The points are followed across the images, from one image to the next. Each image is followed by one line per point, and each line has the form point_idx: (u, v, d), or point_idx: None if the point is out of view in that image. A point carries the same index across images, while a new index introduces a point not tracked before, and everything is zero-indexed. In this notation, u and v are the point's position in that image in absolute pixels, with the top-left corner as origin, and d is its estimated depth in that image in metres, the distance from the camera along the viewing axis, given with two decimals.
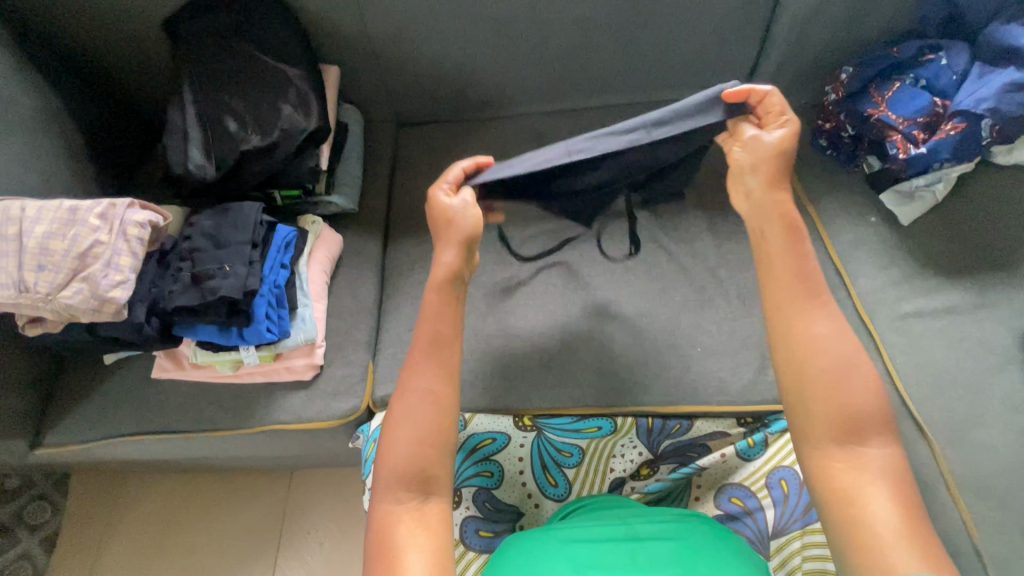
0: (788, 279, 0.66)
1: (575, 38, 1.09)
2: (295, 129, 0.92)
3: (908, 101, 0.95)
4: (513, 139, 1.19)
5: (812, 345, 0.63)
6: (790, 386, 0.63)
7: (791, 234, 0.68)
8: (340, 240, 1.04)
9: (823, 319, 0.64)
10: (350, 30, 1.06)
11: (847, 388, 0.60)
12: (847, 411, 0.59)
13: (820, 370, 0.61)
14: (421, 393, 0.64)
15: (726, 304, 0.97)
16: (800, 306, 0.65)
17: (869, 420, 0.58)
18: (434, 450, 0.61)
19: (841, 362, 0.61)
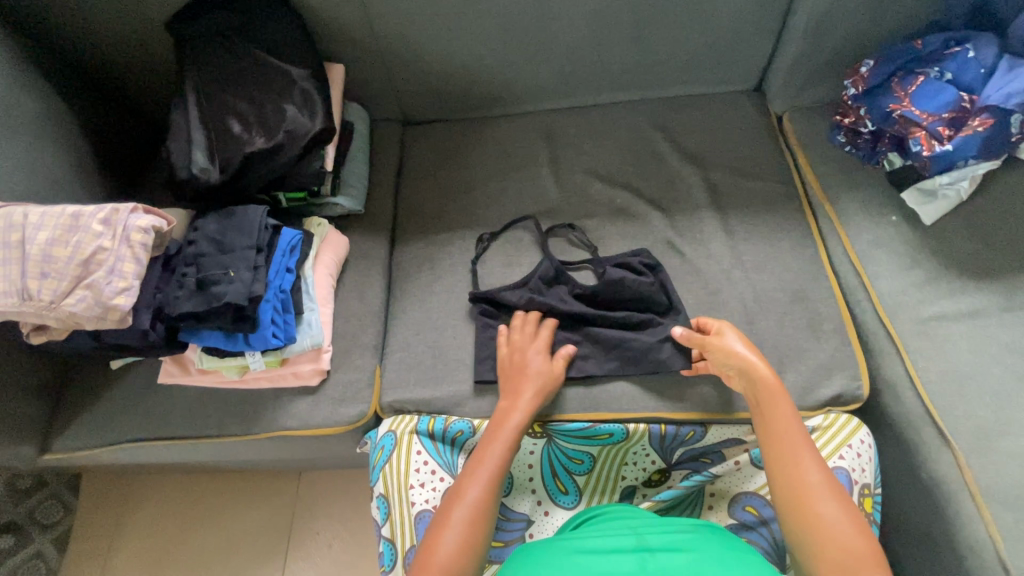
0: (792, 442, 0.71)
1: (584, 33, 1.06)
2: (300, 131, 0.91)
3: (930, 95, 0.91)
4: (521, 137, 1.16)
5: (806, 489, 0.67)
6: (790, 518, 0.66)
7: (777, 399, 0.75)
8: (346, 242, 1.02)
9: (815, 460, 0.70)
10: (354, 28, 1.04)
11: (836, 523, 0.64)
12: (841, 549, 0.61)
13: (816, 505, 0.65)
14: (479, 492, 0.70)
15: (741, 307, 0.94)
16: (787, 451, 0.70)
17: (860, 552, 0.61)
18: (475, 540, 0.66)
19: (827, 494, 0.66)
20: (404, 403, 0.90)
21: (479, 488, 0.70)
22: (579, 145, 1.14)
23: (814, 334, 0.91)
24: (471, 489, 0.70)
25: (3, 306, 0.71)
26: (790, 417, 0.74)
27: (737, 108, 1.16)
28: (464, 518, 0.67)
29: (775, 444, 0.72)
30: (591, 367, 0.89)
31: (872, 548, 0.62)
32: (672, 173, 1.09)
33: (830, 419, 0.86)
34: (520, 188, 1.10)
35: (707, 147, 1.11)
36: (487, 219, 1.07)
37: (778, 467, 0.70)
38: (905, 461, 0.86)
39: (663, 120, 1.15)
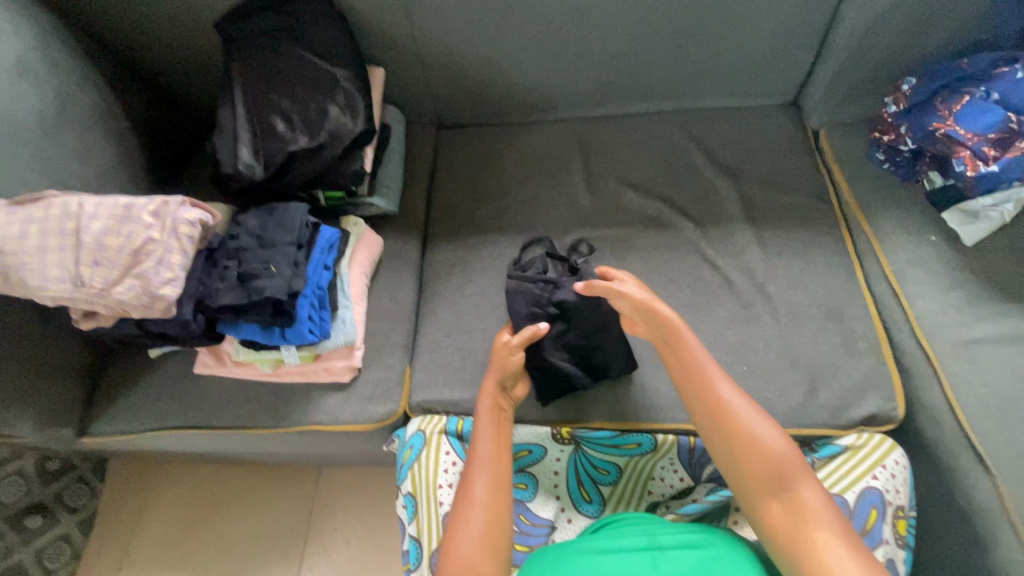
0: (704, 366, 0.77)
1: (622, 43, 1.07)
2: (342, 131, 0.93)
3: (976, 115, 0.90)
4: (554, 144, 1.17)
5: (732, 417, 0.72)
6: (722, 436, 0.72)
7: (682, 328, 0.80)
8: (380, 242, 1.04)
9: (729, 385, 0.75)
10: (397, 32, 1.06)
11: (764, 439, 0.69)
12: (772, 460, 0.68)
13: (744, 424, 0.71)
14: (478, 495, 0.72)
15: (774, 322, 0.94)
16: (709, 380, 0.75)
17: (788, 462, 0.67)
18: (499, 533, 0.69)
19: (750, 414, 0.72)
20: (433, 403, 0.91)
21: (480, 490, 0.72)
22: (612, 153, 1.14)
23: (848, 352, 0.90)
24: (476, 493, 0.72)
25: (56, 292, 0.73)
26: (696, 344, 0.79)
27: (773, 122, 1.15)
28: (479, 516, 0.69)
29: (692, 378, 0.76)
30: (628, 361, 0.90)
31: (796, 456, 0.68)
32: (706, 185, 1.08)
33: (864, 439, 0.85)
34: (553, 195, 1.11)
35: (742, 159, 1.11)
36: (519, 224, 1.08)
37: (703, 397, 0.75)
38: (942, 485, 0.84)
39: (698, 131, 1.15)
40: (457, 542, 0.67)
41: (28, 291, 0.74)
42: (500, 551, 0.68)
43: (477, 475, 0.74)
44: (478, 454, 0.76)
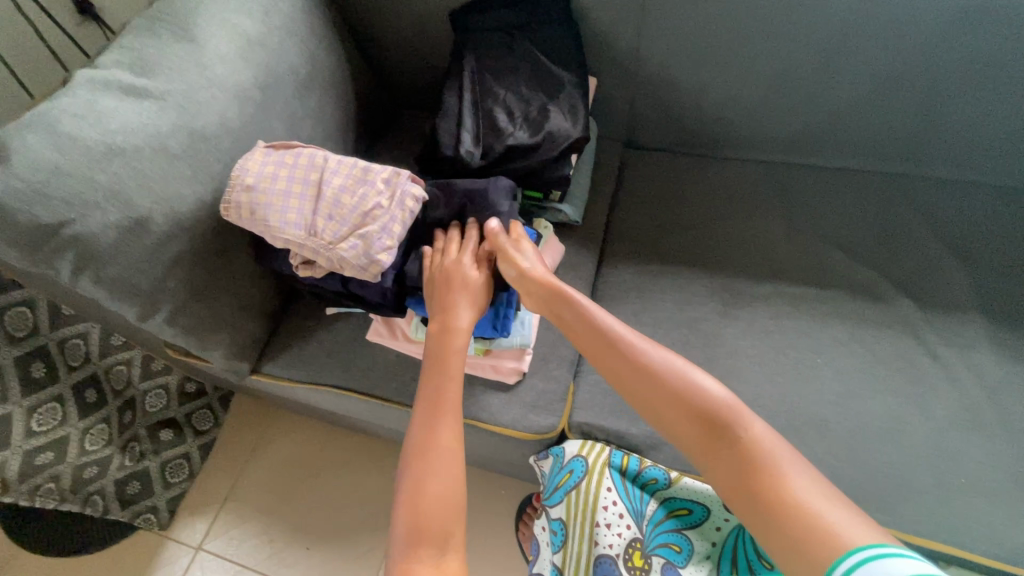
0: (637, 356, 0.70)
1: (862, 92, 0.99)
2: (562, 135, 0.92)
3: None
4: (752, 184, 1.10)
5: (694, 399, 0.65)
6: (681, 420, 0.65)
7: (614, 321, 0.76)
8: (563, 249, 1.02)
9: (690, 375, 0.67)
10: (623, 46, 1.04)
11: (739, 421, 0.62)
12: (746, 445, 0.60)
13: (712, 410, 0.63)
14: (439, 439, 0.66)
15: (1006, 436, 0.80)
16: (640, 358, 0.70)
17: (761, 451, 0.59)
18: (456, 486, 0.62)
19: (679, 370, 0.67)
20: (596, 428, 0.87)
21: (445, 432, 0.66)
22: (819, 206, 1.05)
23: None
24: (439, 441, 0.65)
25: (290, 236, 0.77)
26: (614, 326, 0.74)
27: (1019, 206, 1.01)
28: (444, 463, 0.63)
29: (625, 367, 0.70)
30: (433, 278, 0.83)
31: (770, 434, 0.61)
32: (929, 261, 0.96)
33: None
34: (746, 237, 1.03)
35: (976, 241, 0.98)
36: (705, 261, 1.02)
37: (639, 377, 0.69)
38: None
39: (922, 201, 1.03)
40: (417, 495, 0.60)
41: (264, 229, 0.78)
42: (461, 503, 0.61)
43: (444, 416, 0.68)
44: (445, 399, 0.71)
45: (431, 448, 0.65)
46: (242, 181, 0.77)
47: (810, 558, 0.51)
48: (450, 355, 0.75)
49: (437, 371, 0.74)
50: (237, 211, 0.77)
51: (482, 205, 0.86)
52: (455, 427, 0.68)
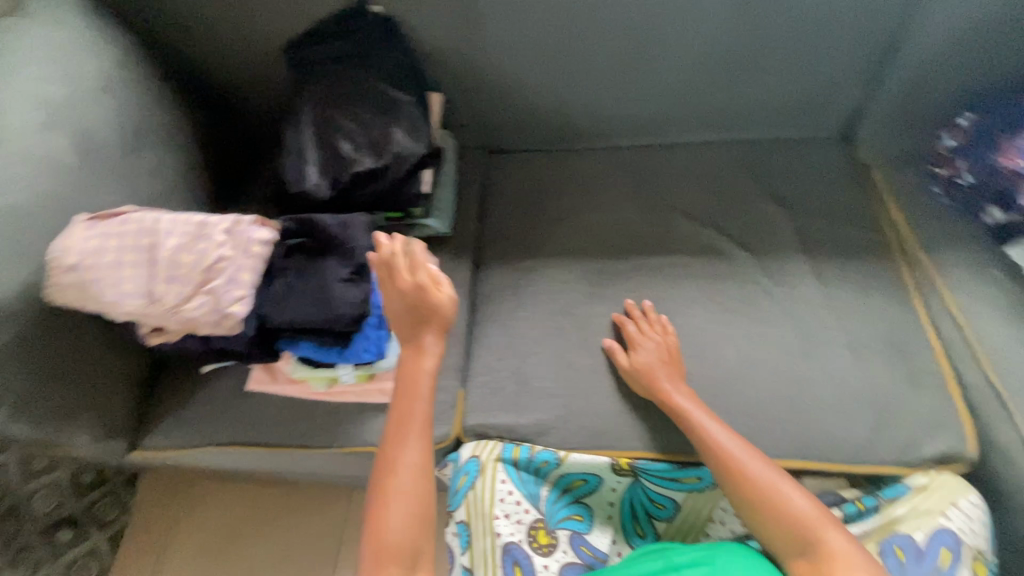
0: (723, 434, 0.78)
1: (677, 73, 1.09)
2: (407, 154, 0.95)
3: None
4: (604, 169, 1.17)
5: (757, 479, 0.73)
6: (735, 493, 0.74)
7: (695, 406, 0.82)
8: (435, 262, 1.04)
9: (757, 456, 0.76)
10: (458, 60, 1.09)
11: (791, 500, 0.71)
12: (798, 523, 0.69)
13: (767, 484, 0.72)
14: (407, 461, 0.70)
15: (837, 354, 0.92)
16: (717, 445, 0.77)
17: (802, 525, 0.68)
18: (423, 500, 0.68)
19: (764, 474, 0.74)
20: (488, 428, 0.90)
21: (411, 454, 0.70)
22: (664, 181, 1.14)
23: (915, 389, 0.88)
24: (403, 462, 0.70)
25: (131, 307, 0.75)
26: (701, 413, 0.82)
27: (825, 154, 1.15)
28: (408, 482, 0.68)
29: (705, 449, 0.78)
30: (306, 318, 0.81)
31: (823, 512, 0.70)
32: (760, 215, 1.08)
33: (934, 478, 0.83)
34: (604, 219, 1.10)
35: (795, 190, 1.10)
36: (572, 248, 1.08)
37: (709, 457, 0.77)
38: (1015, 530, 0.81)
39: (750, 162, 1.15)
40: (381, 517, 0.66)
41: (99, 304, 0.75)
42: (427, 513, 0.68)
43: (414, 439, 0.71)
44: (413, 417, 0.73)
45: (392, 467, 0.69)
46: (63, 262, 0.73)
47: None
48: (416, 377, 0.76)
49: (410, 397, 0.75)
50: (63, 291, 0.74)
51: (345, 241, 0.85)
52: (424, 447, 0.71)
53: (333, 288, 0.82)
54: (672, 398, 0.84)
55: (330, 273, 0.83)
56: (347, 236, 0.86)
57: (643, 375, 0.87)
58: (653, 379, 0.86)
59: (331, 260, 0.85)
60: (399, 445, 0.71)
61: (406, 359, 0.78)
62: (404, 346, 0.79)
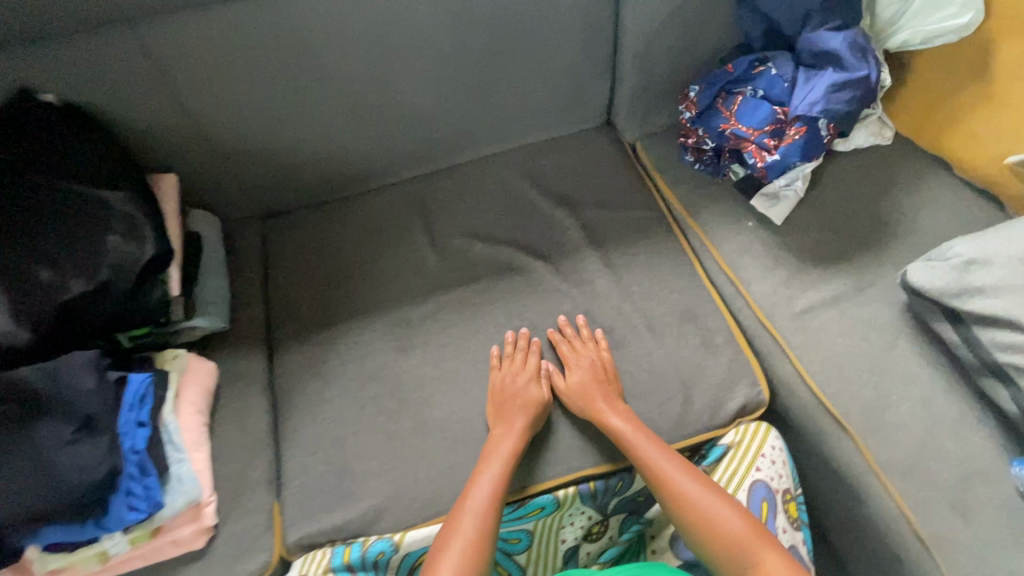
0: (654, 449, 0.80)
1: (429, 101, 1.04)
2: (130, 262, 0.79)
3: (793, 147, 0.96)
4: (389, 210, 1.11)
5: (689, 500, 0.75)
6: (674, 512, 0.75)
7: (630, 426, 0.82)
8: (213, 365, 0.91)
9: (689, 472, 0.77)
10: (181, 134, 0.96)
11: (723, 518, 0.72)
12: (733, 542, 0.70)
13: (701, 504, 0.74)
14: (450, 563, 0.69)
15: (639, 339, 0.95)
16: (653, 466, 0.78)
17: (738, 543, 0.70)
18: None
19: (698, 495, 0.75)
20: (314, 535, 0.81)
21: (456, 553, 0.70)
22: (451, 207, 1.11)
23: (711, 350, 0.94)
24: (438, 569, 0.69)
25: None
26: (633, 430, 0.82)
27: (595, 144, 1.19)
28: None
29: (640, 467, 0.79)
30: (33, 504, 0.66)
31: (755, 530, 0.71)
32: (548, 220, 1.09)
33: (742, 433, 0.89)
34: (399, 265, 1.04)
35: (575, 187, 1.13)
36: (371, 304, 1.00)
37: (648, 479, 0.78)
38: (814, 452, 0.90)
39: (530, 169, 1.16)
40: None
41: None
42: None
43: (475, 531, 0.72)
44: (478, 499, 0.75)
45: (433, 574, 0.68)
46: None
47: None
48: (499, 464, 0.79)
49: (473, 486, 0.77)
50: None
51: (58, 393, 0.70)
52: (479, 542, 0.71)
53: (60, 455, 0.68)
54: (605, 420, 0.83)
55: (50, 438, 0.68)
56: (60, 385, 0.70)
57: (578, 398, 0.86)
58: (589, 399, 0.85)
59: (45, 422, 0.69)
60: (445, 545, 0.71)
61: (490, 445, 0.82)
62: (495, 424, 0.85)
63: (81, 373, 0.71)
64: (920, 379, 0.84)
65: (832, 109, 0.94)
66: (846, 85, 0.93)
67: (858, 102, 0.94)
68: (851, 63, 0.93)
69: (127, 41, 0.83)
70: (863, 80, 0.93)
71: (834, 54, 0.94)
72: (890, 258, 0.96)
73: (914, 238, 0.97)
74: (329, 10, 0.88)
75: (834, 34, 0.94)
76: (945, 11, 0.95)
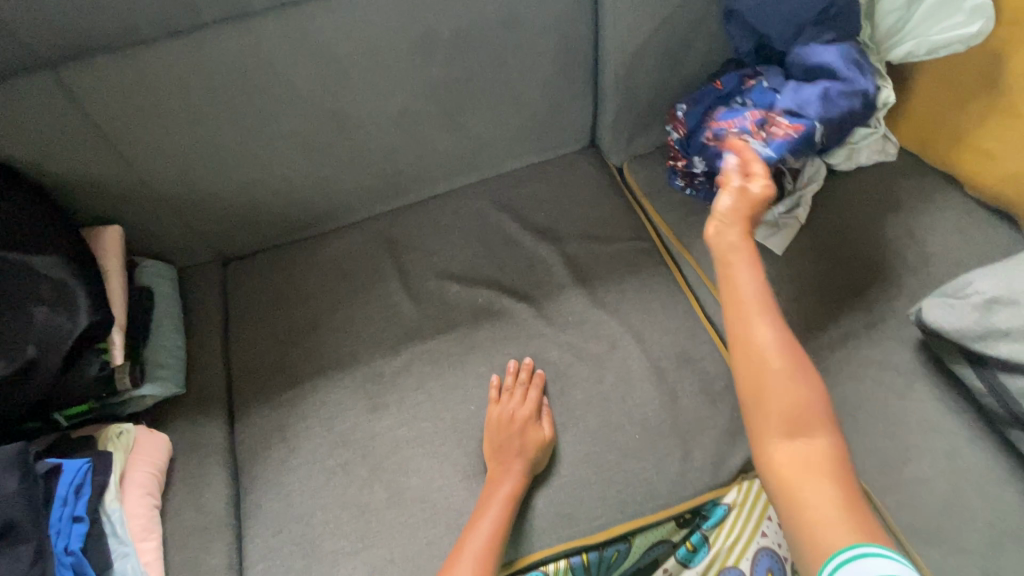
0: (756, 305, 0.58)
1: (395, 133, 0.96)
2: (57, 338, 0.73)
3: (777, 155, 0.86)
4: (358, 251, 1.03)
5: (761, 359, 0.57)
6: (745, 378, 0.57)
7: (756, 271, 0.60)
8: (166, 438, 0.83)
9: (776, 326, 0.58)
10: (123, 183, 0.88)
11: (785, 387, 0.56)
12: (790, 406, 0.55)
13: (772, 368, 0.56)
14: (474, 551, 0.71)
15: (632, 388, 0.87)
16: (734, 309, 0.59)
17: (800, 415, 0.55)
18: None
19: (779, 360, 0.56)
20: None
21: (479, 545, 0.71)
22: (425, 246, 1.03)
23: (710, 398, 0.86)
24: (466, 549, 0.71)
25: None
26: (749, 266, 0.60)
27: (577, 170, 1.11)
28: (468, 569, 0.69)
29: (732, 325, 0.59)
30: None
31: (827, 424, 0.55)
32: (529, 256, 1.01)
33: (747, 492, 0.81)
34: (369, 312, 0.96)
35: (557, 219, 1.05)
36: (340, 358, 0.92)
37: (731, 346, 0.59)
38: None
39: (509, 200, 1.08)
40: None
41: None
42: None
43: (489, 532, 0.73)
44: (499, 498, 0.76)
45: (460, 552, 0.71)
46: None
47: (796, 522, 0.51)
48: (519, 465, 0.78)
49: (493, 486, 0.77)
50: None
51: None
52: (497, 535, 0.73)
53: None
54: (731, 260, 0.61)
55: None
56: None
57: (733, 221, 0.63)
58: (720, 240, 0.62)
59: None
60: (470, 532, 0.73)
61: (513, 444, 0.80)
62: (496, 459, 0.79)
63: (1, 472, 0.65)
64: (941, 427, 0.77)
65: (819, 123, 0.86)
66: (838, 101, 0.86)
67: (845, 121, 0.88)
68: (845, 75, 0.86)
69: (50, 88, 0.75)
70: (856, 97, 0.86)
71: (829, 62, 0.86)
72: (902, 289, 0.88)
73: (926, 266, 0.90)
74: (276, 44, 0.80)
75: (828, 47, 0.86)
76: (954, 20, 0.86)
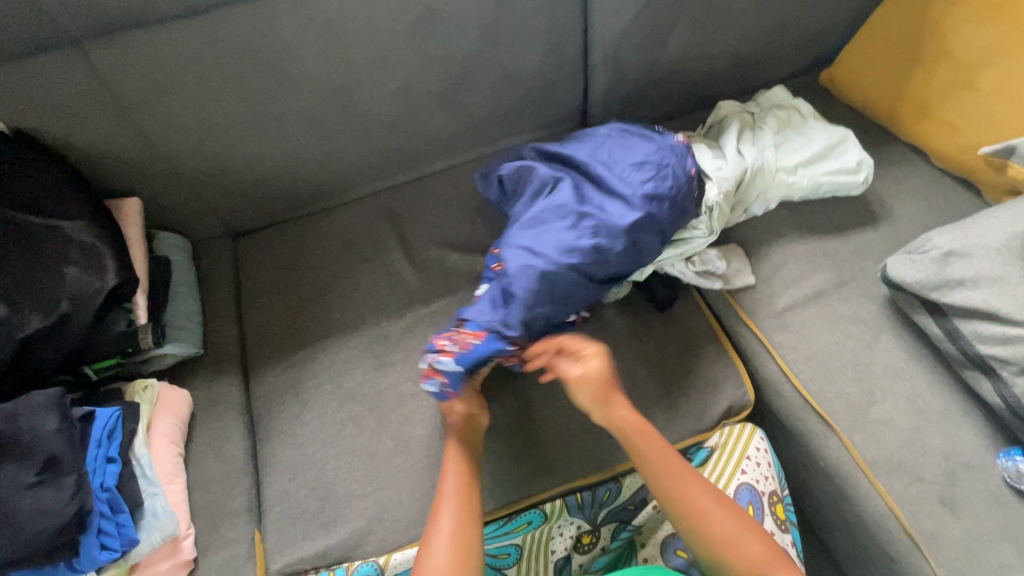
0: (673, 468, 0.74)
1: (397, 110, 1.02)
2: (88, 293, 0.79)
3: (529, 287, 0.78)
4: (362, 224, 1.09)
5: (708, 526, 0.70)
6: (699, 545, 0.71)
7: (669, 456, 0.75)
8: (186, 394, 0.88)
9: (699, 484, 0.73)
10: (141, 156, 0.93)
11: (734, 535, 0.69)
12: (751, 560, 0.68)
13: (717, 530, 0.70)
14: (445, 524, 0.70)
15: (622, 345, 0.93)
16: (661, 478, 0.74)
17: (760, 564, 0.67)
18: (461, 553, 0.68)
19: (729, 522, 0.70)
20: (298, 562, 0.80)
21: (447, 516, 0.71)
22: (425, 218, 1.09)
23: (694, 353, 0.92)
24: (439, 524, 0.70)
25: None
26: (659, 447, 0.76)
27: None
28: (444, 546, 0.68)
29: (660, 480, 0.74)
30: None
31: (769, 546, 0.69)
32: None
33: (728, 435, 0.89)
34: (374, 280, 1.02)
35: None
36: (347, 322, 0.98)
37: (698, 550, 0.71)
38: (802, 450, 0.89)
39: None
40: None
41: None
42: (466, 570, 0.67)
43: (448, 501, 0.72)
44: (450, 468, 0.76)
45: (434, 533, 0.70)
46: None
47: None
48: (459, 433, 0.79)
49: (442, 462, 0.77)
50: None
51: (24, 430, 0.70)
52: (461, 501, 0.73)
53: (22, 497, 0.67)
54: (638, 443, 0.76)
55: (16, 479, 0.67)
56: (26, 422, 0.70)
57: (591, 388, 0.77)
58: (609, 404, 0.77)
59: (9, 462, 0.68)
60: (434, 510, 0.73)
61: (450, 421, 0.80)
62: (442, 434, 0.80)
63: (45, 412, 0.71)
64: (905, 374, 0.84)
65: (591, 226, 0.81)
66: (620, 203, 0.83)
67: (653, 212, 0.82)
68: (625, 180, 0.84)
69: (74, 64, 0.80)
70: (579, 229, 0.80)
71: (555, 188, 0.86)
72: (871, 251, 0.95)
73: (892, 230, 0.97)
74: (286, 24, 0.85)
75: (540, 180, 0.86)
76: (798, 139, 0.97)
